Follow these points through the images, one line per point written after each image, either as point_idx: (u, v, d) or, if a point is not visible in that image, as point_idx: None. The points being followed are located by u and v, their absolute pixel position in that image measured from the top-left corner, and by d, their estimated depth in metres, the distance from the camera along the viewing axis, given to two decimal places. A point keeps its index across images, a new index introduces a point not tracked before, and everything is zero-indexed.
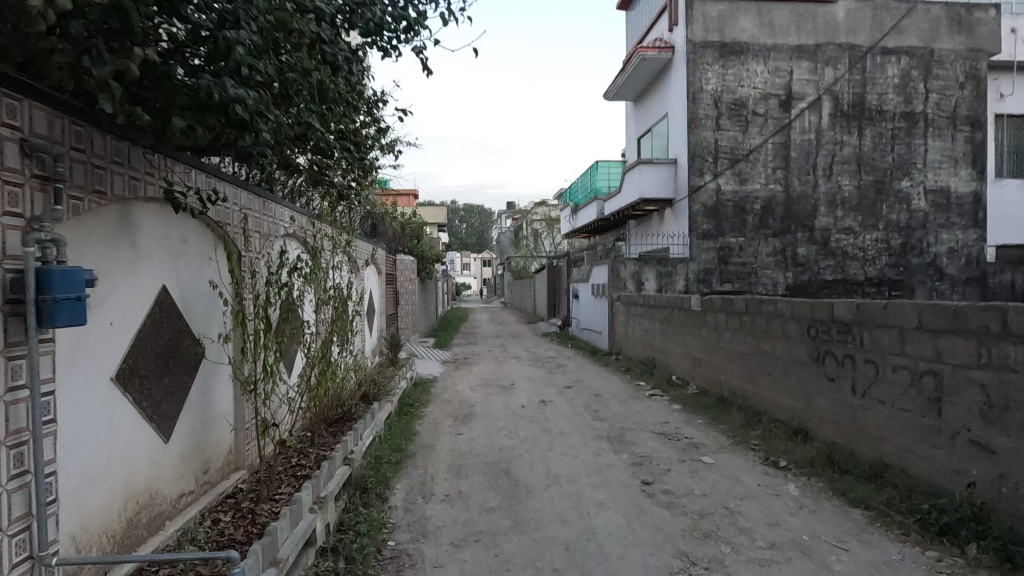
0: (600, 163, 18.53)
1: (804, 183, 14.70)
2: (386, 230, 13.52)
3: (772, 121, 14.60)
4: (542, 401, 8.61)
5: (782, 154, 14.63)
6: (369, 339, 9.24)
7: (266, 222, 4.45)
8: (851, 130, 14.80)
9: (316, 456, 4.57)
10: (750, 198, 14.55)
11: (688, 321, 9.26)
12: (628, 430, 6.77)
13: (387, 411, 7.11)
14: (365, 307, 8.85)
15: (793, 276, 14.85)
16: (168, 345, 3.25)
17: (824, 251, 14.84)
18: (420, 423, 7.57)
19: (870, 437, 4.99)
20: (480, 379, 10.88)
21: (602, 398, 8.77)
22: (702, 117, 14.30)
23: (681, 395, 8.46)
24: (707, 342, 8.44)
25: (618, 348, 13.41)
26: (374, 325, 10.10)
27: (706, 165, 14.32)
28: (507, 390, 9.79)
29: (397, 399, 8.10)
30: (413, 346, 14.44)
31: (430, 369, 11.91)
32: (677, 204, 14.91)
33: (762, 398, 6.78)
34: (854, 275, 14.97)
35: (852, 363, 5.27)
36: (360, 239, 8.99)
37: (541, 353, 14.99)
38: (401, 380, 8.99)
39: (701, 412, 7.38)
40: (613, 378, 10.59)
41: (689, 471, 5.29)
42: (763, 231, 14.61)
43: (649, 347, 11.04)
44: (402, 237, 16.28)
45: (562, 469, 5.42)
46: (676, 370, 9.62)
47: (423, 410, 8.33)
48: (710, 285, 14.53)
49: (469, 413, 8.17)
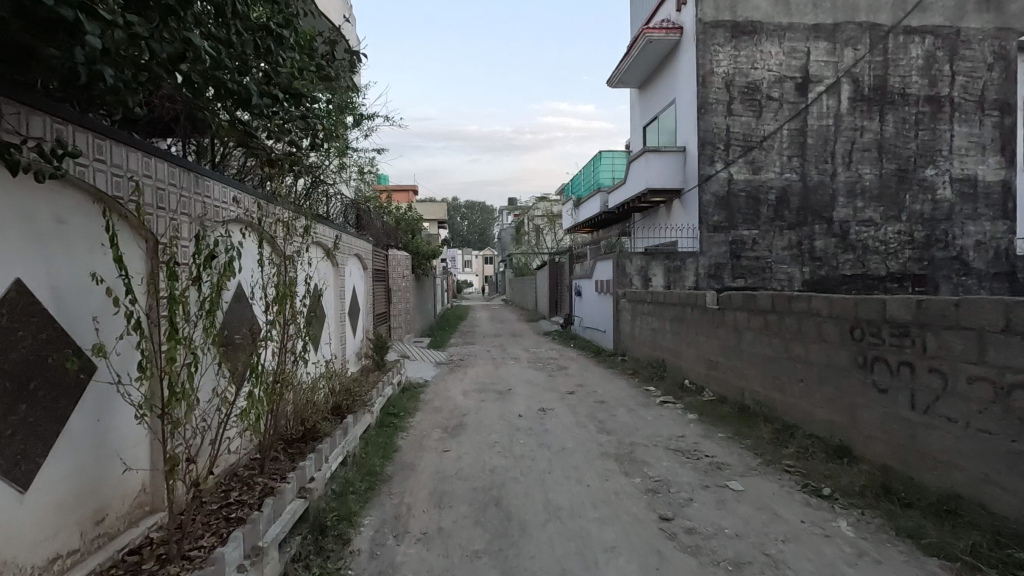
0: (604, 153, 17.62)
1: (822, 172, 13.79)
2: (375, 222, 12.66)
3: (787, 106, 13.67)
4: (542, 410, 7.75)
5: (798, 141, 13.73)
6: (349, 340, 8.39)
7: (196, 202, 3.64)
8: (871, 114, 13.87)
9: (260, 492, 3.75)
10: (764, 188, 13.65)
11: (702, 320, 8.39)
12: (640, 446, 5.91)
13: (364, 424, 6.28)
14: (343, 305, 8.00)
15: (809, 272, 13.96)
16: (28, 361, 2.40)
17: (843, 244, 13.93)
18: (403, 435, 6.73)
19: (933, 462, 4.12)
20: (475, 384, 10.04)
21: (608, 406, 7.91)
22: (713, 101, 13.38)
23: (696, 403, 7.60)
24: (726, 344, 7.58)
25: (624, 348, 12.56)
26: (359, 325, 9.27)
27: (717, 152, 13.41)
28: (504, 396, 8.93)
29: (380, 409, 7.29)
30: (406, 347, 13.61)
31: (421, 371, 11.04)
32: (686, 195, 14.01)
33: (794, 408, 5.90)
34: (875, 270, 14.07)
35: (909, 372, 4.39)
36: (340, 231, 8.15)
37: (542, 354, 14.15)
38: (386, 386, 8.14)
39: (722, 424, 6.50)
40: (620, 382, 9.72)
41: (715, 501, 4.42)
42: (778, 223, 13.73)
43: (658, 348, 10.18)
44: (394, 231, 15.38)
45: (562, 498, 4.56)
46: (690, 374, 8.76)
47: (409, 419, 7.50)
48: (722, 281, 13.65)
49: (460, 424, 7.32)
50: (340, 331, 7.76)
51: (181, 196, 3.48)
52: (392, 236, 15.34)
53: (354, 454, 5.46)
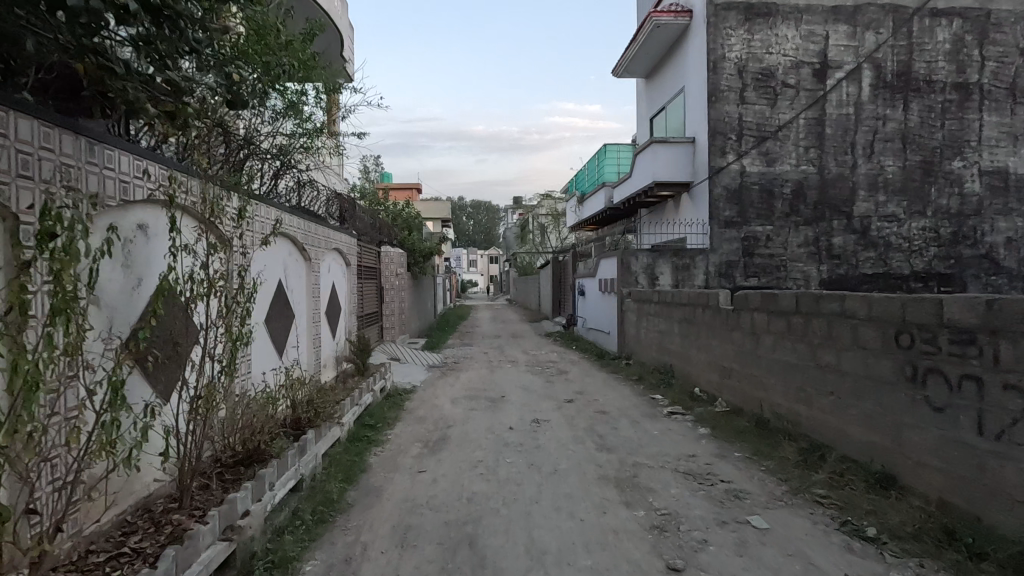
0: (608, 147, 16.74)
1: (841, 164, 12.92)
2: (363, 217, 11.95)
3: (804, 93, 12.81)
4: (536, 422, 6.97)
5: (815, 131, 12.89)
6: (325, 343, 7.67)
7: (79, 173, 2.92)
8: (895, 103, 13.00)
9: (168, 538, 3.02)
10: (778, 181, 12.81)
11: (714, 322, 7.59)
12: (644, 468, 5.12)
13: (329, 439, 5.55)
14: (316, 304, 7.29)
15: (827, 270, 13.07)
16: None
17: (864, 241, 13.04)
18: (376, 451, 5.98)
19: (1010, 502, 3.31)
20: (466, 390, 9.28)
21: (609, 417, 7.13)
22: (725, 88, 12.54)
23: (708, 416, 6.80)
24: (741, 349, 6.78)
25: (628, 352, 11.75)
26: (339, 326, 8.55)
27: (729, 143, 12.59)
28: (495, 404, 8.16)
29: (353, 419, 6.57)
30: (396, 348, 12.87)
31: (409, 375, 10.28)
32: (695, 189, 13.20)
33: (823, 426, 5.09)
34: (898, 268, 13.18)
35: (976, 389, 3.59)
36: (312, 221, 7.43)
37: (542, 357, 13.35)
38: (365, 394, 7.40)
39: (740, 442, 5.68)
40: (623, 389, 8.92)
41: (736, 544, 3.62)
42: (793, 219, 12.87)
43: (666, 352, 9.39)
44: (387, 227, 14.67)
45: (549, 538, 3.77)
46: (700, 381, 7.96)
47: (387, 431, 6.74)
48: (733, 280, 12.82)
49: (443, 437, 6.56)
50: (311, 335, 7.04)
51: (59, 164, 2.76)
52: (385, 232, 14.64)
53: (310, 478, 4.73)
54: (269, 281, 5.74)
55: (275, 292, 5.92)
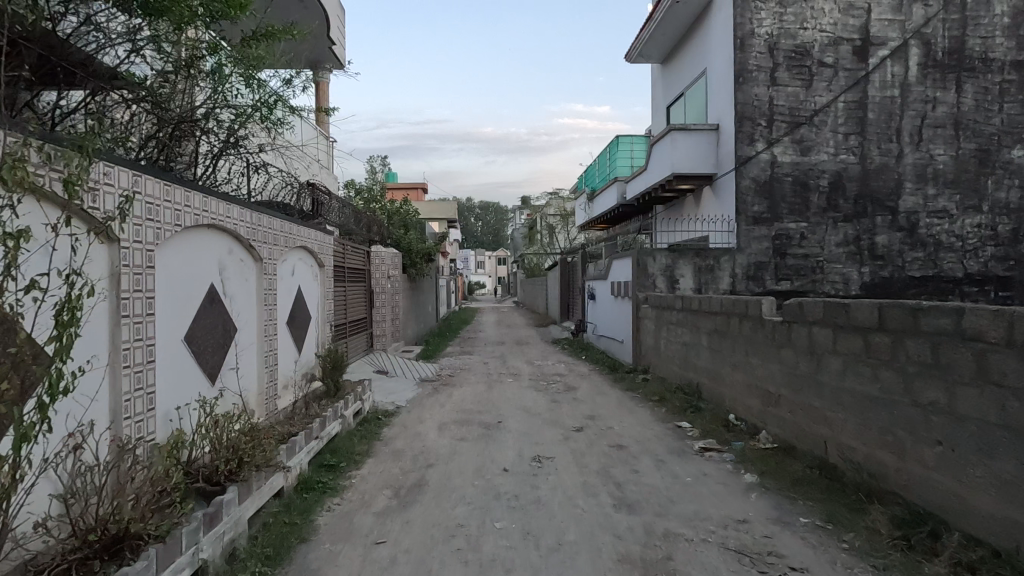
0: (620, 138, 15.24)
1: (885, 153, 11.49)
2: (346, 212, 10.67)
3: (843, 73, 11.38)
4: (537, 461, 5.63)
5: (856, 116, 11.47)
6: (284, 361, 6.39)
7: None
8: (946, 84, 11.53)
9: None
10: (814, 172, 11.39)
11: (755, 336, 6.24)
12: (681, 541, 3.77)
13: (266, 495, 4.27)
14: (270, 315, 6.01)
15: (870, 273, 11.61)
16: None
17: (911, 239, 11.56)
18: (330, 506, 4.69)
19: None
20: (459, 411, 7.96)
21: (628, 454, 5.78)
22: (753, 68, 11.14)
23: (753, 456, 5.43)
24: (794, 372, 5.42)
25: (645, 364, 10.38)
26: (308, 339, 7.28)
27: (759, 130, 11.20)
28: (490, 432, 6.83)
29: (310, 459, 5.29)
30: (385, 359, 11.58)
31: (394, 393, 8.97)
32: (719, 182, 11.82)
33: (928, 487, 3.73)
34: (950, 270, 11.70)
35: None
36: (269, 212, 6.13)
37: (548, 368, 12.02)
38: (332, 424, 6.11)
39: (803, 503, 4.30)
40: (643, 413, 7.56)
41: None
42: (831, 215, 11.45)
43: (692, 368, 8.03)
44: (377, 225, 13.37)
45: None
46: (737, 407, 6.58)
47: (352, 473, 5.46)
48: (763, 283, 11.41)
49: (421, 481, 5.27)
50: (263, 354, 5.77)
51: None
52: (376, 230, 13.39)
53: (219, 561, 3.44)
54: (194, 289, 4.54)
55: (201, 302, 4.67)
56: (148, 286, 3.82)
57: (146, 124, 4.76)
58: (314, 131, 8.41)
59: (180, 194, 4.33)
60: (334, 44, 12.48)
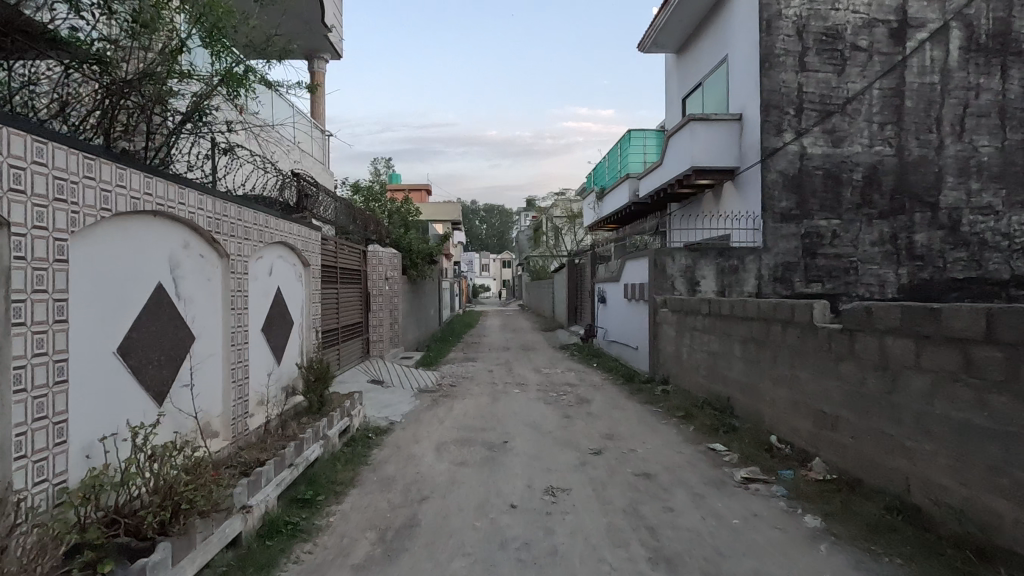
0: (632, 133, 14.31)
1: (924, 144, 10.58)
2: (338, 208, 9.84)
3: (878, 58, 10.48)
4: (550, 495, 4.75)
5: (892, 104, 10.56)
6: (257, 374, 5.54)
7: None
8: (990, 69, 10.60)
9: None
10: (846, 165, 10.49)
11: (804, 346, 5.34)
12: None
13: (216, 547, 3.43)
14: (240, 321, 5.16)
15: (909, 274, 10.67)
16: None
17: (953, 238, 10.64)
18: (300, 555, 3.83)
19: None
20: (459, 428, 7.08)
21: (657, 486, 4.89)
22: (781, 53, 10.25)
23: (810, 491, 4.52)
24: (860, 391, 4.52)
25: (665, 374, 9.48)
26: (288, 348, 6.43)
27: (787, 119, 10.31)
28: (495, 455, 5.96)
29: (280, 494, 4.43)
30: (382, 367, 10.74)
31: (388, 406, 8.10)
32: (742, 176, 10.93)
33: None
34: (996, 272, 10.76)
35: None
36: (240, 201, 5.28)
37: (557, 377, 11.14)
38: (312, 448, 5.24)
39: (890, 562, 3.39)
40: (668, 432, 6.66)
41: None
42: (866, 212, 10.54)
43: (721, 381, 7.13)
44: (374, 222, 12.52)
45: None
46: (781, 428, 5.68)
47: (333, 509, 4.62)
48: (792, 285, 10.50)
49: (412, 519, 4.41)
50: (227, 368, 4.92)
51: None
52: (373, 229, 12.54)
53: None
54: (129, 289, 3.67)
55: (144, 307, 3.83)
56: (55, 285, 2.97)
57: (84, 93, 3.97)
58: (293, 113, 7.64)
59: (111, 170, 3.48)
60: (330, 31, 11.69)
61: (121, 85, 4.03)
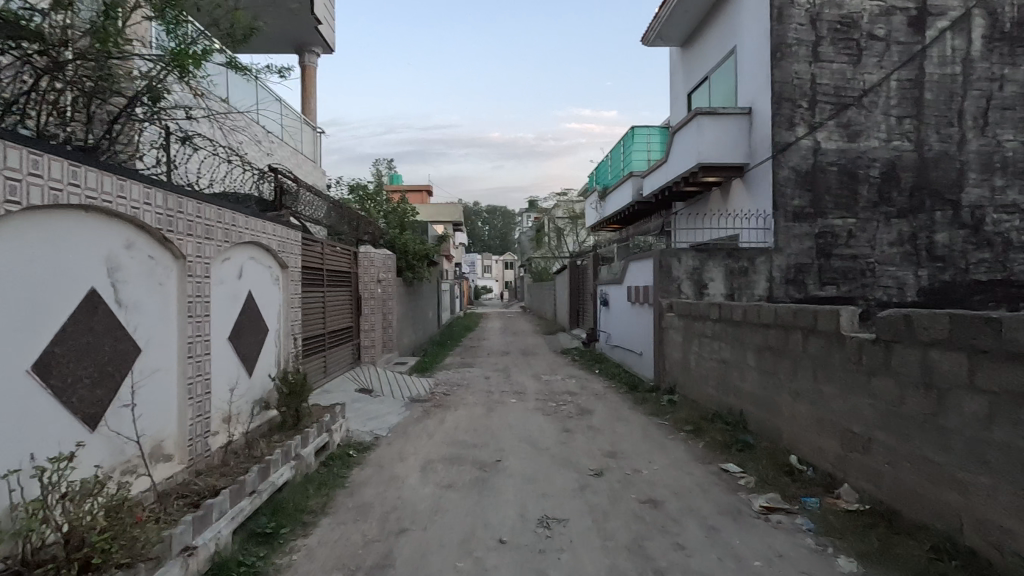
0: (636, 129, 13.72)
1: (945, 139, 10.00)
2: (325, 207, 9.31)
3: (896, 48, 9.91)
4: (545, 527, 4.19)
5: (911, 96, 9.98)
6: (221, 389, 4.99)
7: None
8: (1015, 59, 10.03)
9: None
10: (863, 160, 9.92)
11: (829, 357, 4.77)
12: None
13: None
14: (199, 329, 4.62)
15: (929, 276, 10.08)
16: None
17: (976, 238, 10.05)
18: None
19: None
20: (449, 445, 6.54)
21: (666, 517, 4.32)
22: (794, 42, 9.68)
23: (841, 525, 3.96)
24: (898, 411, 3.94)
25: (671, 383, 8.91)
26: (261, 358, 5.89)
27: (800, 112, 9.74)
28: (485, 476, 5.40)
29: (235, 529, 3.89)
30: (371, 373, 10.19)
31: (374, 418, 7.55)
32: (752, 173, 10.36)
33: None
34: (1021, 273, 10.17)
35: None
36: (202, 196, 4.79)
37: (557, 385, 10.58)
38: (282, 472, 4.70)
39: None
40: (676, 450, 6.09)
41: None
42: (883, 210, 9.96)
43: (733, 393, 6.56)
44: (365, 222, 11.97)
45: None
46: (803, 449, 5.11)
47: (298, 543, 4.08)
48: (805, 288, 9.92)
49: (386, 556, 3.86)
50: (183, 383, 4.38)
51: None
52: (365, 229, 12.01)
53: None
54: (47, 295, 3.13)
55: (68, 318, 3.28)
56: None
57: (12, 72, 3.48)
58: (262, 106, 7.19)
59: (21, 156, 2.92)
60: (319, 23, 11.18)
61: (57, 63, 3.55)
